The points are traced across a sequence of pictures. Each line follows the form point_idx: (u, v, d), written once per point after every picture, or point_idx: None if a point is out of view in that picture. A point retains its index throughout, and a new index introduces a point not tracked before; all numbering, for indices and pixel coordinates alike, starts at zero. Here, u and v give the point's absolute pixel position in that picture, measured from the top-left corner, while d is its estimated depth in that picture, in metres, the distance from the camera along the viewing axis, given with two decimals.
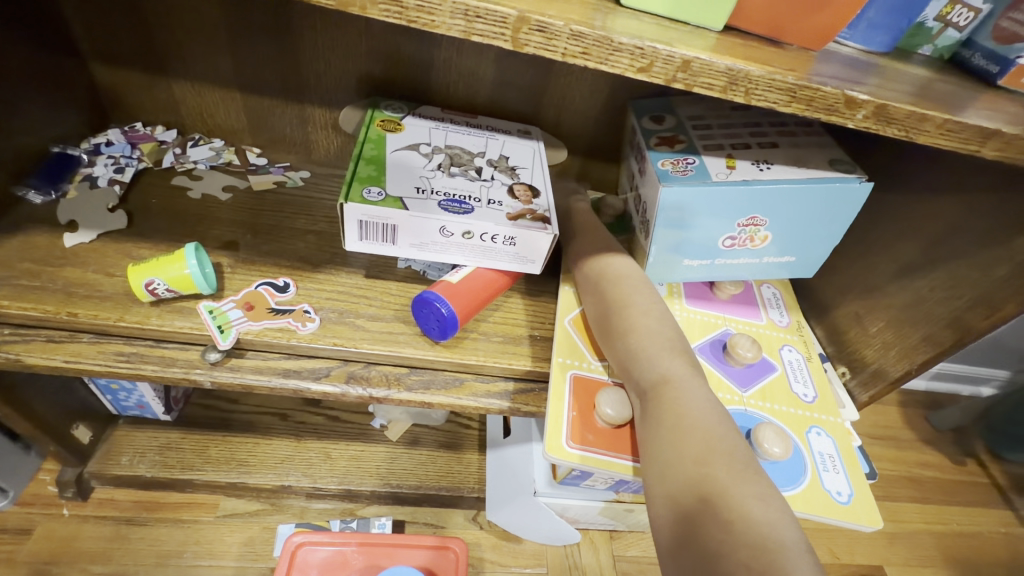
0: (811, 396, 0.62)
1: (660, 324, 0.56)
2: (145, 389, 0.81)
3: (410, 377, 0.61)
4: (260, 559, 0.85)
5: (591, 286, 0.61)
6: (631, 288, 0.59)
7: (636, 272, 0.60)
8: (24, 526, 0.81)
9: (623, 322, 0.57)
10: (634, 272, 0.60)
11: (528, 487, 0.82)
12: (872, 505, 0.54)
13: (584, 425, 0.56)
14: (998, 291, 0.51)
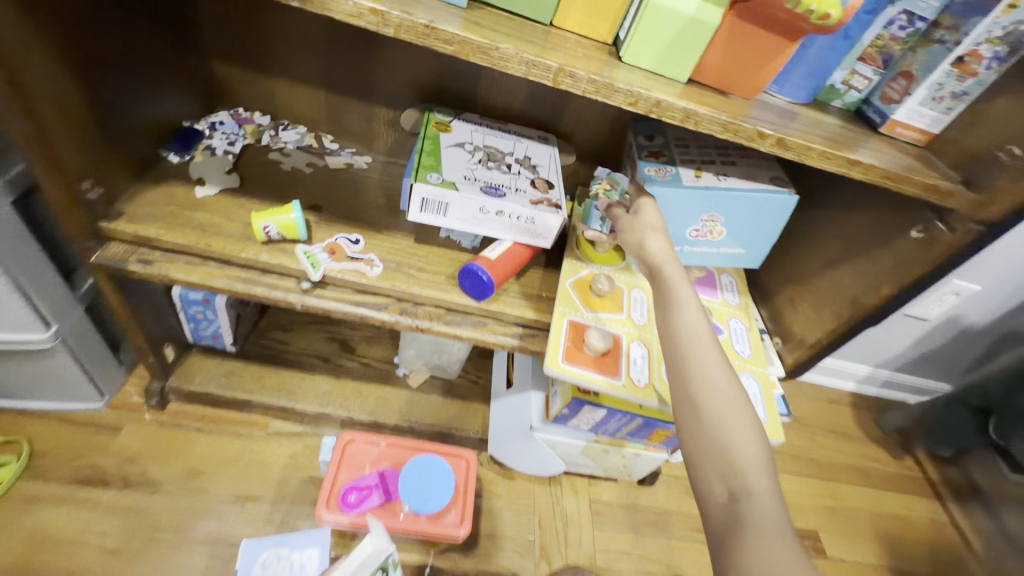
0: (747, 352, 0.82)
1: (740, 416, 0.57)
2: (224, 318, 0.99)
3: (447, 316, 0.81)
4: (301, 468, 1.02)
5: (679, 365, 0.61)
6: (692, 323, 0.63)
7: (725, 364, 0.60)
8: (114, 424, 0.98)
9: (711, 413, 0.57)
10: (694, 306, 0.64)
11: (525, 424, 1.02)
12: (779, 427, 0.74)
13: (576, 351, 0.74)
14: (880, 279, 0.71)
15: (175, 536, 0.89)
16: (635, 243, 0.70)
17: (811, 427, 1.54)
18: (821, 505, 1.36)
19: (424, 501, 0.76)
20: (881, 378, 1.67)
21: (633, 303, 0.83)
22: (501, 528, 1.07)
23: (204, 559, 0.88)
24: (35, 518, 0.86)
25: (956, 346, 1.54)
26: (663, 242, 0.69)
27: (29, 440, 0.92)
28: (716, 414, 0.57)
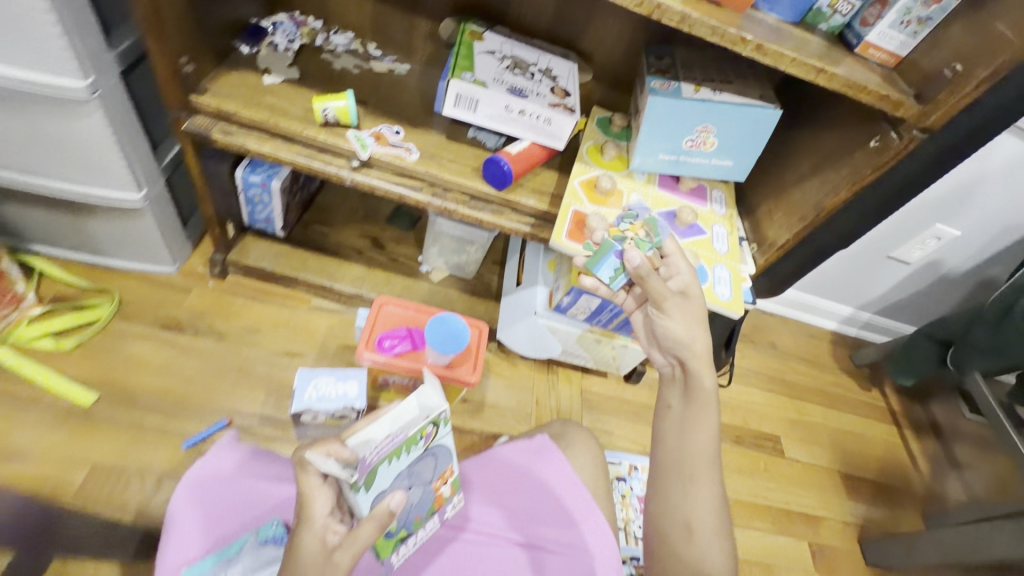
0: (724, 250, 0.96)
1: (710, 470, 0.74)
2: (277, 203, 1.13)
3: (470, 201, 0.96)
4: (339, 337, 1.21)
5: (675, 424, 0.77)
6: (704, 432, 0.75)
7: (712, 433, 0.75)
8: (185, 286, 1.16)
9: (689, 470, 0.74)
10: (711, 414, 0.76)
11: (531, 312, 1.20)
12: (740, 304, 0.89)
13: (577, 232, 0.89)
14: (839, 184, 0.84)
15: (238, 374, 1.08)
16: (671, 314, 0.79)
17: (788, 355, 1.68)
18: (786, 417, 1.53)
19: (456, 342, 0.93)
20: (862, 320, 1.76)
21: (630, 201, 0.97)
22: (503, 401, 1.26)
23: (261, 394, 1.07)
24: (128, 348, 1.05)
25: (935, 291, 1.62)
26: (701, 336, 0.78)
27: (118, 291, 1.10)
28: (694, 467, 0.74)
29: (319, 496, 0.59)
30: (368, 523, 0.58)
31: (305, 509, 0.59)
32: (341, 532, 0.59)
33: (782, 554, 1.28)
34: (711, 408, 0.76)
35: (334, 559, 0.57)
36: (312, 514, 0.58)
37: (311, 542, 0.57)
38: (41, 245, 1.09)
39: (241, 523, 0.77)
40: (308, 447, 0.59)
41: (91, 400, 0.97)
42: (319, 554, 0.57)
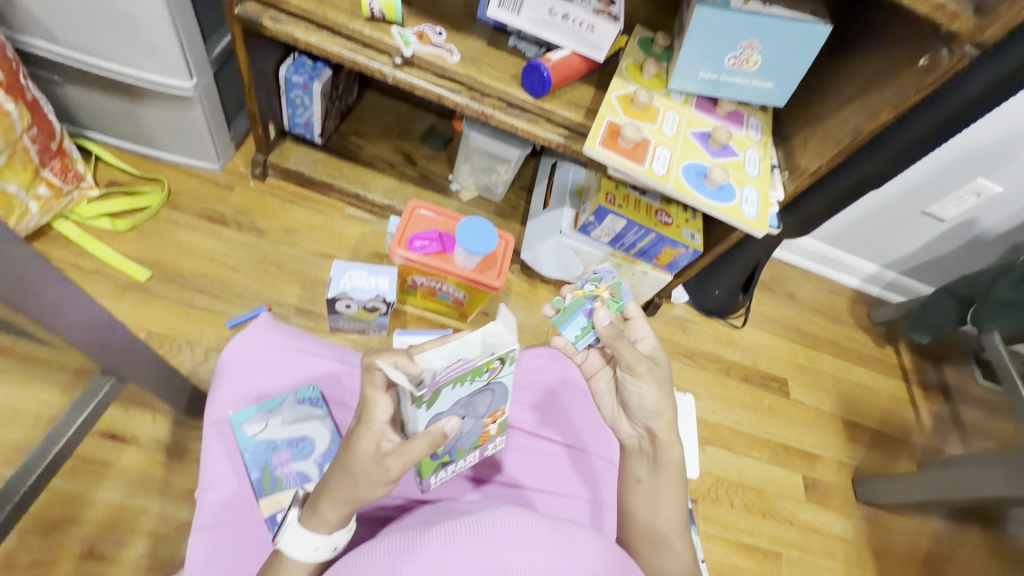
0: (755, 173, 0.97)
1: (682, 538, 0.68)
2: (317, 107, 1.15)
3: (507, 108, 0.97)
4: (370, 245, 1.25)
5: (644, 494, 0.70)
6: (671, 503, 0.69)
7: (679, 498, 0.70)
8: (227, 184, 1.21)
9: (664, 544, 0.67)
10: (679, 485, 0.70)
11: (556, 232, 1.23)
12: (764, 224, 0.92)
13: (611, 141, 0.91)
14: (881, 105, 0.84)
15: (273, 268, 1.15)
16: (637, 384, 0.69)
17: (805, 306, 1.66)
18: (797, 362, 1.55)
19: (486, 244, 0.98)
20: (885, 280, 1.71)
21: (666, 118, 0.97)
22: (522, 319, 1.30)
23: (297, 288, 1.15)
24: (177, 234, 1.12)
25: (966, 253, 1.56)
26: (671, 405, 0.69)
27: (167, 181, 1.16)
28: (666, 538, 0.68)
29: (380, 402, 0.56)
30: (423, 439, 0.53)
31: (366, 408, 0.57)
32: (394, 442, 0.55)
33: (774, 482, 1.35)
34: (676, 474, 0.70)
35: (382, 463, 0.54)
36: (372, 417, 0.56)
37: (364, 444, 0.55)
38: (97, 134, 1.15)
39: (281, 384, 0.80)
40: (380, 355, 0.56)
41: (145, 275, 1.06)
42: (371, 457, 0.54)
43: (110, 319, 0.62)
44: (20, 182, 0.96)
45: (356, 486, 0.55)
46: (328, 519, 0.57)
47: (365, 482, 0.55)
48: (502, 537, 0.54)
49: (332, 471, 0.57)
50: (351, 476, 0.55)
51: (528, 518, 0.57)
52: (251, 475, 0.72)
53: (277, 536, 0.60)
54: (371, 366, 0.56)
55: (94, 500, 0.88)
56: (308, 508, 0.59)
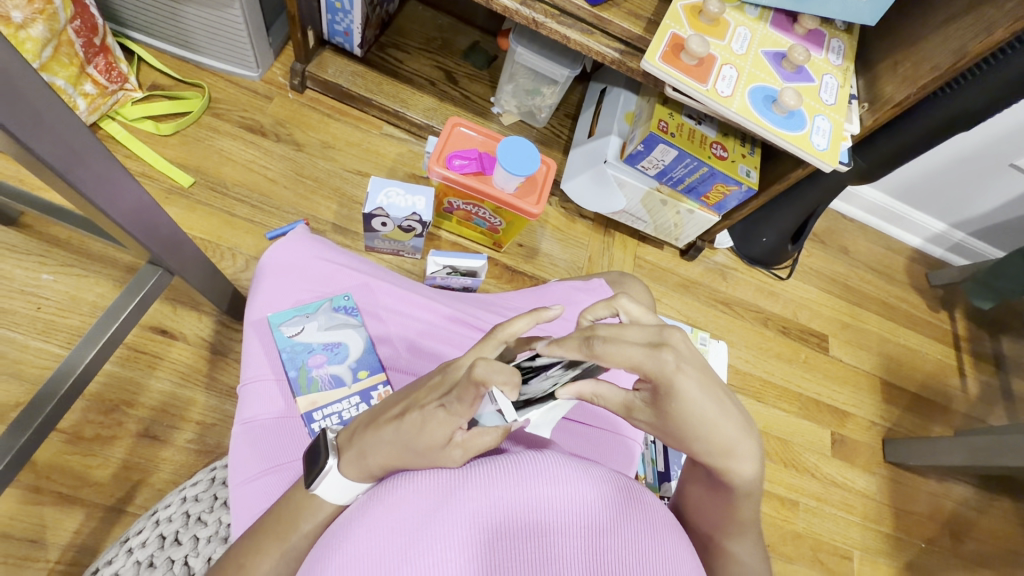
0: (831, 102, 0.87)
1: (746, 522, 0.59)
2: (358, 12, 1.09)
3: (559, 16, 0.90)
4: (406, 166, 1.22)
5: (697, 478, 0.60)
6: (750, 506, 0.57)
7: (745, 494, 0.56)
8: (267, 94, 1.19)
9: (718, 525, 0.60)
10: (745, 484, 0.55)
11: (600, 160, 1.17)
12: (835, 158, 0.83)
13: (672, 56, 0.83)
14: (998, 22, 0.73)
15: (311, 182, 1.14)
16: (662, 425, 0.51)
17: (859, 262, 1.56)
18: (841, 319, 1.48)
19: (527, 166, 0.95)
20: (952, 241, 1.58)
21: (736, 34, 0.87)
22: (557, 253, 1.26)
23: (334, 204, 1.14)
24: (219, 143, 1.12)
25: None
26: (725, 418, 0.49)
27: (208, 88, 1.15)
28: (723, 521, 0.60)
29: (472, 403, 0.45)
30: (494, 433, 0.49)
31: (453, 399, 0.46)
32: (464, 430, 0.49)
33: (800, 433, 1.33)
34: (738, 478, 0.54)
35: (446, 451, 0.49)
36: (457, 412, 0.46)
37: (436, 433, 0.47)
38: (139, 34, 1.13)
39: (316, 293, 0.81)
40: (492, 369, 0.43)
41: (188, 182, 1.08)
42: (437, 445, 0.48)
43: (159, 210, 0.64)
44: (67, 77, 0.97)
45: (413, 461, 0.50)
46: (373, 471, 0.53)
47: (425, 462, 0.50)
48: (540, 487, 0.50)
49: (387, 435, 0.50)
50: (410, 451, 0.49)
51: (567, 467, 0.52)
52: (288, 374, 0.74)
53: (311, 478, 0.55)
54: (478, 376, 0.43)
55: (147, 388, 0.94)
56: (350, 454, 0.54)
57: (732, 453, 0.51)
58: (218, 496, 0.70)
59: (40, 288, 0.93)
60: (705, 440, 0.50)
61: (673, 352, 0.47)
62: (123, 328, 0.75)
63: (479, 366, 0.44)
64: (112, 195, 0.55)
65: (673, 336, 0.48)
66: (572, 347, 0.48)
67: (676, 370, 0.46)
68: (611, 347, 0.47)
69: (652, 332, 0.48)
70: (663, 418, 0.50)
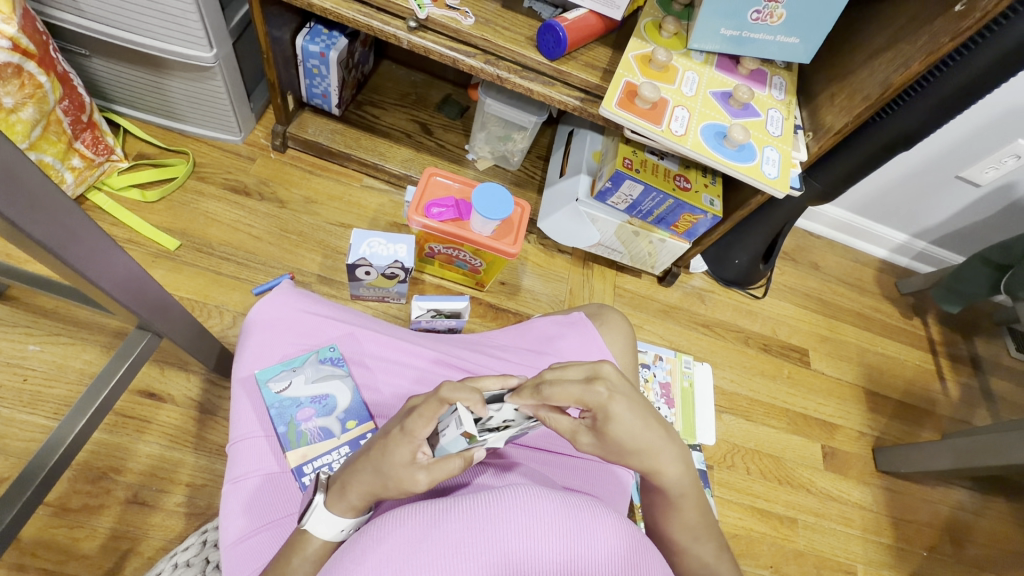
0: (778, 133, 0.94)
1: (694, 512, 0.64)
2: (335, 77, 1.16)
3: (522, 72, 0.97)
4: (388, 214, 1.27)
5: (652, 490, 0.65)
6: (691, 506, 0.64)
7: (687, 487, 0.62)
8: (250, 156, 1.24)
9: (682, 521, 0.65)
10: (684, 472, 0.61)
11: (572, 198, 1.23)
12: (785, 184, 0.89)
13: (628, 101, 0.90)
14: (914, 56, 0.81)
15: (294, 237, 1.18)
16: (610, 449, 0.58)
17: (830, 276, 1.62)
18: (819, 333, 1.52)
19: (503, 209, 0.99)
20: (916, 250, 1.65)
21: (686, 77, 0.95)
22: (538, 288, 1.30)
23: (319, 256, 1.18)
24: (204, 205, 1.16)
25: (1005, 219, 1.48)
26: (655, 430, 0.58)
27: (192, 153, 1.20)
28: (681, 512, 0.64)
29: (429, 419, 0.53)
30: (457, 459, 0.52)
31: (414, 418, 0.54)
32: (429, 455, 0.55)
33: (792, 449, 1.35)
34: (674, 475, 0.61)
35: (412, 473, 0.54)
36: (415, 430, 0.54)
37: (399, 451, 0.54)
38: (124, 107, 1.18)
39: (301, 346, 0.82)
40: (455, 388, 0.54)
41: (174, 245, 1.10)
42: (403, 464, 0.54)
43: (147, 276, 0.66)
44: (55, 153, 1.01)
45: (385, 486, 0.55)
46: (353, 504, 0.57)
47: (394, 485, 0.54)
48: (521, 519, 0.51)
49: (360, 464, 0.56)
50: (380, 475, 0.55)
51: (546, 502, 0.53)
52: (277, 430, 0.75)
53: (303, 514, 0.59)
54: (441, 391, 0.53)
55: (135, 453, 0.94)
56: (335, 487, 0.58)
57: (659, 457, 0.59)
58: (210, 559, 0.70)
59: (27, 360, 0.94)
60: (638, 450, 0.58)
61: (604, 383, 0.56)
62: (113, 393, 0.76)
63: (446, 388, 0.54)
64: (101, 265, 0.58)
65: (603, 369, 0.58)
66: (526, 395, 0.56)
67: (608, 397, 0.55)
68: (555, 389, 0.55)
69: (588, 368, 0.58)
70: (604, 441, 0.58)
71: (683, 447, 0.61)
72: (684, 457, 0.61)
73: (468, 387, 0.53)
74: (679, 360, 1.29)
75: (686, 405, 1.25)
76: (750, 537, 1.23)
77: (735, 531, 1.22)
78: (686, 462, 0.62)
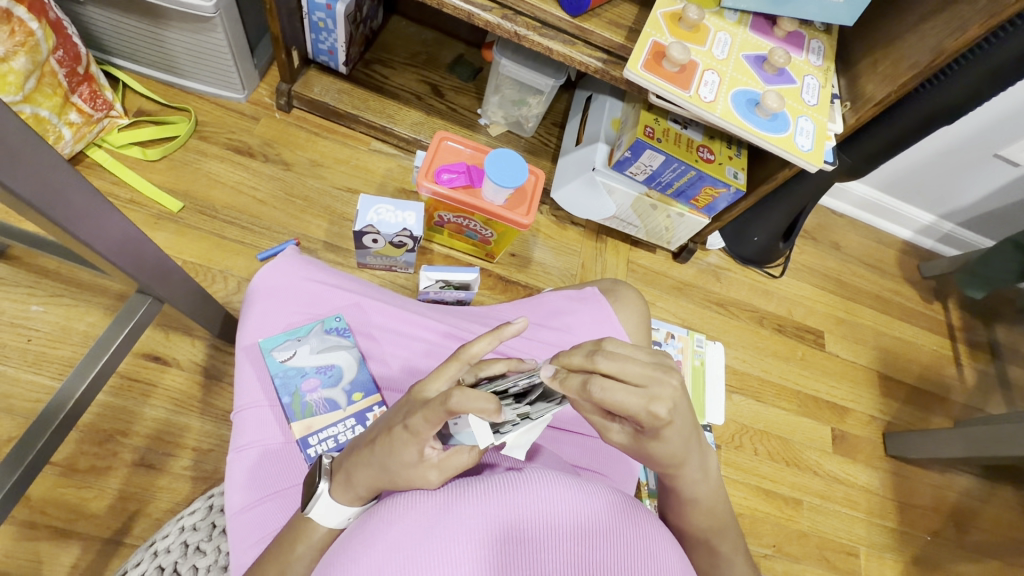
0: (814, 102, 0.88)
1: (710, 514, 0.62)
2: (342, 32, 1.10)
3: (542, 29, 0.90)
4: (396, 181, 1.22)
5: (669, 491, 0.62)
6: (703, 509, 0.62)
7: (704, 490, 0.60)
8: (254, 115, 1.19)
9: (697, 521, 0.63)
10: (703, 475, 0.59)
11: (588, 168, 1.18)
12: (820, 158, 0.84)
13: (655, 63, 0.84)
14: (971, 20, 0.74)
15: (300, 202, 1.14)
16: (636, 453, 0.55)
17: (851, 256, 1.56)
18: (835, 314, 1.48)
19: (516, 178, 0.95)
20: (942, 232, 1.59)
21: (718, 38, 0.88)
22: (550, 261, 1.26)
23: (325, 222, 1.14)
24: (206, 165, 1.12)
25: None
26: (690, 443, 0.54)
27: (194, 111, 1.15)
28: (697, 512, 0.62)
29: (437, 423, 0.47)
30: (468, 453, 0.50)
31: (419, 421, 0.47)
32: (439, 450, 0.50)
33: (801, 431, 1.33)
34: (691, 478, 0.58)
35: (422, 471, 0.50)
36: (422, 433, 0.48)
37: (406, 452, 0.49)
38: (122, 60, 1.13)
39: (307, 316, 0.80)
40: (468, 401, 0.44)
41: (177, 206, 1.07)
42: (411, 464, 0.49)
43: (144, 238, 0.63)
44: (51, 107, 0.97)
45: (392, 482, 0.51)
46: (360, 495, 0.54)
47: (403, 483, 0.50)
48: (537, 504, 0.50)
49: (364, 458, 0.52)
50: (387, 472, 0.51)
51: (564, 487, 0.51)
52: (282, 400, 0.73)
53: (307, 501, 0.56)
54: (451, 404, 0.44)
55: (141, 416, 0.94)
56: (339, 477, 0.55)
57: (684, 464, 0.56)
58: (216, 523, 0.70)
59: (30, 320, 0.93)
60: (667, 458, 0.54)
61: (666, 404, 0.48)
62: (115, 357, 0.74)
63: (456, 398, 0.44)
64: (94, 226, 0.55)
65: (669, 385, 0.49)
66: (571, 389, 0.48)
67: (665, 419, 0.49)
68: (613, 395, 0.47)
69: (651, 376, 0.48)
70: (636, 445, 0.54)
71: (706, 453, 0.58)
72: (705, 463, 0.58)
73: (487, 401, 0.43)
74: (691, 338, 1.27)
75: (696, 385, 1.23)
76: (754, 517, 1.23)
77: (740, 510, 1.22)
78: (705, 469, 0.59)
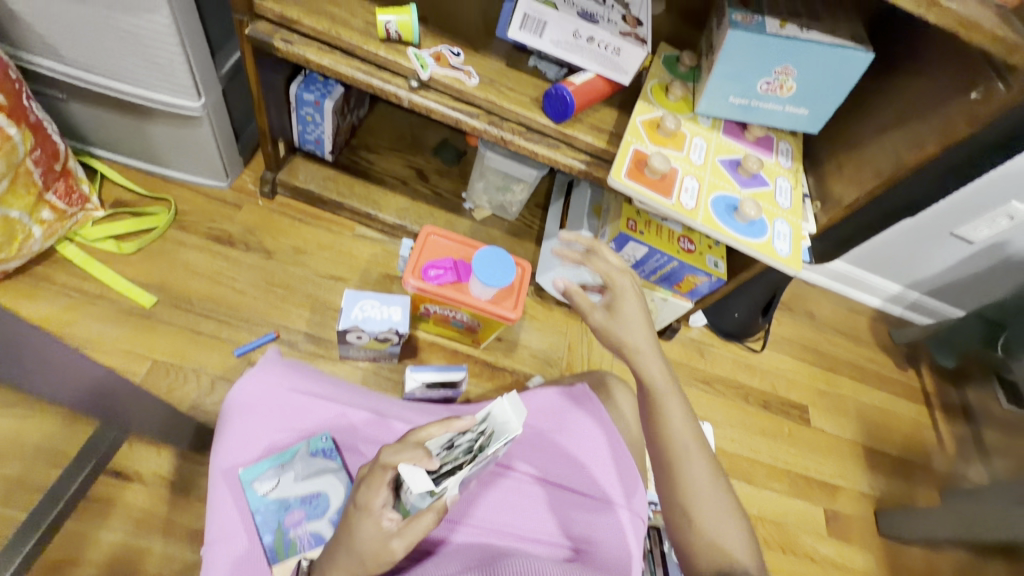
0: (787, 205, 0.92)
1: (687, 438, 0.72)
2: (329, 124, 1.11)
3: (527, 134, 0.93)
4: (380, 265, 1.21)
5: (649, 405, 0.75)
6: (680, 426, 0.72)
7: (674, 402, 0.73)
8: (237, 203, 1.18)
9: (675, 445, 0.71)
10: (671, 385, 0.75)
11: (573, 255, 1.19)
12: (798, 262, 0.88)
13: (637, 171, 0.87)
14: (927, 136, 0.79)
15: (281, 291, 1.12)
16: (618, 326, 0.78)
17: (826, 327, 1.61)
18: (816, 387, 1.50)
19: (504, 275, 0.95)
20: (909, 300, 1.64)
21: (694, 144, 0.93)
22: (536, 343, 1.25)
23: (306, 311, 1.11)
24: (184, 255, 1.09)
25: (995, 275, 1.49)
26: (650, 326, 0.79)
27: (174, 201, 1.13)
28: (675, 432, 0.72)
29: (379, 487, 0.57)
30: (428, 513, 0.56)
31: (366, 489, 0.58)
32: (398, 519, 0.57)
33: (793, 514, 1.31)
34: (660, 373, 0.75)
35: (386, 541, 0.57)
36: (371, 500, 0.57)
37: (365, 528, 0.57)
38: (102, 151, 1.12)
39: (290, 434, 0.76)
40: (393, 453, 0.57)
41: (150, 301, 1.03)
42: (375, 538, 0.57)
43: None
44: (23, 207, 0.94)
45: (363, 565, 0.57)
46: None
47: (371, 560, 0.57)
48: None
49: (337, 548, 0.59)
50: (356, 555, 0.57)
51: None
52: (262, 539, 0.70)
53: None
54: (383, 457, 0.57)
55: (97, 537, 0.86)
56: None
57: (648, 348, 0.77)
58: None
59: None
60: (636, 335, 0.78)
61: (628, 277, 0.83)
62: None
63: (386, 454, 0.58)
64: None
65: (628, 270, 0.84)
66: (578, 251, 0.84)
67: (629, 286, 0.81)
68: (603, 259, 0.84)
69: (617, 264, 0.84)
70: (617, 316, 0.79)
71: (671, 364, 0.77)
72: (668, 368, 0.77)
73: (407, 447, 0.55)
74: None
75: None
76: None
77: None
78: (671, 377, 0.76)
